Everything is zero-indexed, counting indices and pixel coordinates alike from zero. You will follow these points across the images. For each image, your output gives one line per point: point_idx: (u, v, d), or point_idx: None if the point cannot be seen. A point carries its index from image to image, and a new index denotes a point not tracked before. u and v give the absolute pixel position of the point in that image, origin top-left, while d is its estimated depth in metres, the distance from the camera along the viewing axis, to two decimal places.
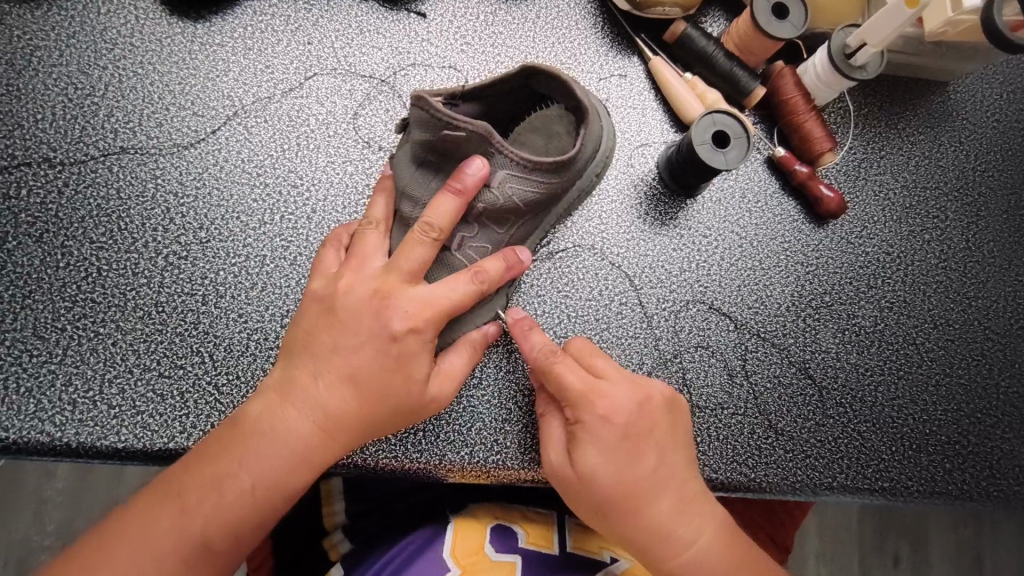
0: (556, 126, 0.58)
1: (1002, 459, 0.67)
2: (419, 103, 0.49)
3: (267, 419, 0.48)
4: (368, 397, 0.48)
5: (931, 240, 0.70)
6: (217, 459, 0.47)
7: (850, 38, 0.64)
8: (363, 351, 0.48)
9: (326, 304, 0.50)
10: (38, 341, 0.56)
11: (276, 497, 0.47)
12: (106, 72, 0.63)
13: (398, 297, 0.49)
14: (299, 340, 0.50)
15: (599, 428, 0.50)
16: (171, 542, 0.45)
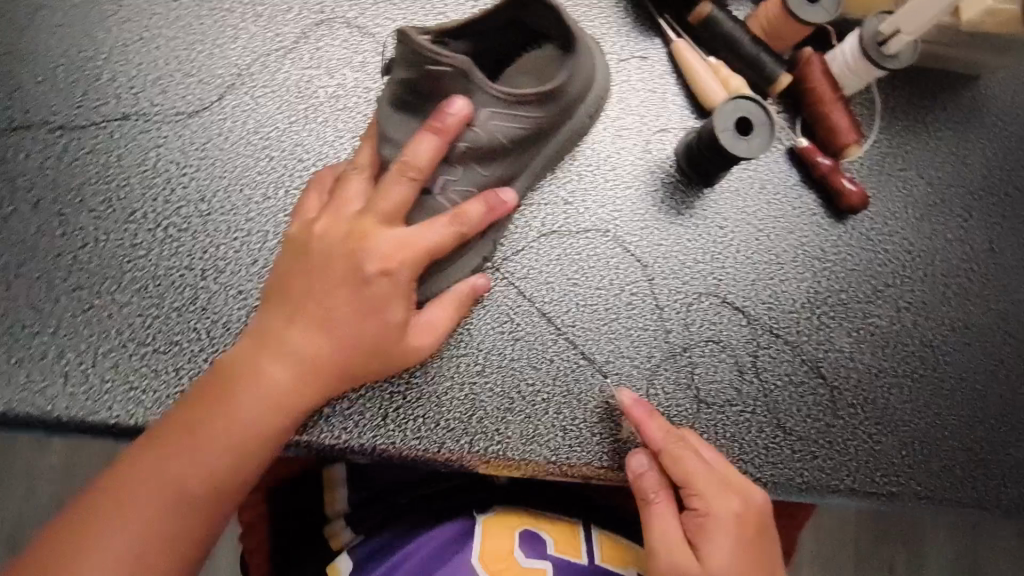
0: (546, 67, 0.60)
1: (1015, 468, 0.65)
2: (403, 38, 0.50)
3: (240, 363, 0.48)
4: (345, 333, 0.49)
5: (954, 240, 0.68)
6: (199, 406, 0.47)
7: (883, 25, 0.61)
8: (340, 292, 0.49)
9: (301, 252, 0.51)
10: (32, 311, 0.54)
11: (261, 438, 0.47)
12: (110, 34, 0.61)
13: (374, 238, 0.50)
14: (277, 290, 0.50)
15: (728, 529, 0.51)
16: (160, 493, 0.44)
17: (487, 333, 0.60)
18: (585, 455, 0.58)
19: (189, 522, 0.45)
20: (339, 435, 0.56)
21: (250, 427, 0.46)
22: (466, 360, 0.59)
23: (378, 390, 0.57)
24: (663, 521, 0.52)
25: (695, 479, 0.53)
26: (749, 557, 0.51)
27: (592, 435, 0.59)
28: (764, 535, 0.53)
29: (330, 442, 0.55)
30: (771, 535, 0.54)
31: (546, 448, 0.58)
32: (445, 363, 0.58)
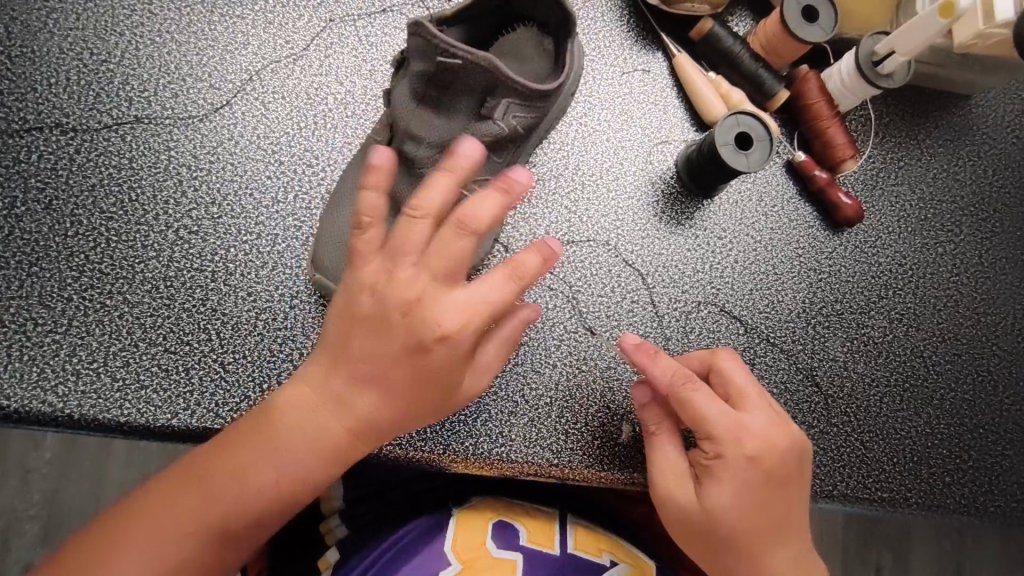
0: (527, 50, 0.60)
1: (1001, 476, 0.67)
2: (418, 31, 0.50)
3: (292, 410, 0.48)
4: (399, 397, 0.47)
5: (944, 253, 0.70)
6: (246, 452, 0.47)
7: (878, 45, 0.63)
8: (394, 357, 0.46)
9: (355, 302, 0.47)
10: (43, 309, 0.55)
11: (304, 491, 0.47)
12: (123, 38, 0.62)
13: (432, 304, 0.46)
14: (333, 337, 0.48)
15: (744, 470, 0.51)
16: (196, 528, 0.45)
17: None
18: (586, 458, 0.60)
19: (221, 551, 0.46)
20: None
21: (291, 479, 0.47)
22: None
23: None
24: (665, 452, 0.54)
25: (710, 423, 0.51)
26: (760, 491, 0.51)
27: (593, 439, 0.60)
28: (784, 476, 0.52)
29: None
30: (798, 476, 0.53)
31: (548, 451, 0.59)
32: None
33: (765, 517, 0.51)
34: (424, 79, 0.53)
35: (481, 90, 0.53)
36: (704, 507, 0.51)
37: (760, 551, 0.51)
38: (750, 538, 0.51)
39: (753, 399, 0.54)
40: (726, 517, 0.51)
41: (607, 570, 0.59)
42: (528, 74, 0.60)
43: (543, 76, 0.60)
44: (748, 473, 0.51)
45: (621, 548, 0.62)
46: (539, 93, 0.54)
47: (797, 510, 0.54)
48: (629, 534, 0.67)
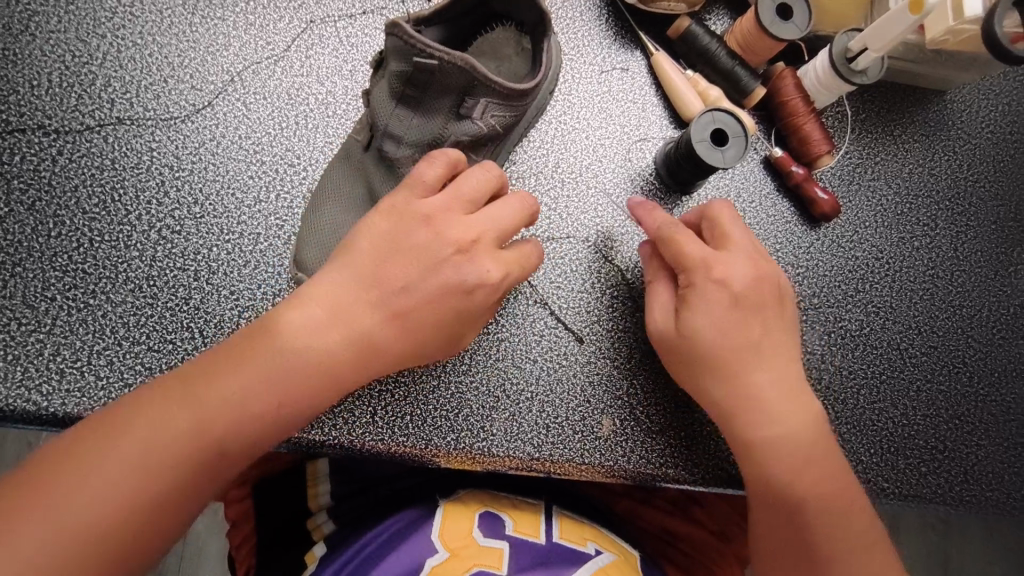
0: (505, 49, 0.62)
1: (977, 465, 0.68)
2: (395, 31, 0.51)
3: (303, 333, 0.49)
4: (420, 334, 0.51)
5: (920, 247, 0.71)
6: (248, 366, 0.48)
7: (852, 42, 0.64)
8: (419, 284, 0.51)
9: (400, 233, 0.51)
10: (27, 309, 0.56)
11: (305, 414, 0.49)
12: (105, 41, 0.62)
13: (480, 252, 0.52)
14: (366, 259, 0.51)
15: (715, 292, 0.56)
16: (183, 446, 0.45)
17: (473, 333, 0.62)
18: (566, 451, 0.61)
19: (203, 474, 0.46)
20: (328, 431, 0.57)
21: (301, 399, 0.48)
22: (452, 359, 0.61)
23: (368, 388, 0.59)
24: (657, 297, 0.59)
25: (689, 256, 0.57)
26: (740, 309, 0.56)
27: (574, 432, 0.61)
28: (762, 299, 0.57)
29: (320, 438, 0.57)
30: (775, 306, 0.58)
31: (529, 445, 0.60)
32: (432, 361, 0.60)
33: (748, 340, 0.56)
34: (403, 79, 0.54)
35: (460, 90, 0.54)
36: (689, 330, 0.56)
37: (743, 377, 0.56)
38: (726, 362, 0.55)
39: (737, 243, 0.58)
40: (703, 340, 0.55)
41: (592, 558, 0.58)
42: (505, 74, 0.62)
43: (519, 75, 0.62)
44: (734, 298, 0.56)
45: (606, 540, 0.63)
46: (517, 92, 0.55)
47: (779, 336, 0.58)
48: (611, 527, 0.68)
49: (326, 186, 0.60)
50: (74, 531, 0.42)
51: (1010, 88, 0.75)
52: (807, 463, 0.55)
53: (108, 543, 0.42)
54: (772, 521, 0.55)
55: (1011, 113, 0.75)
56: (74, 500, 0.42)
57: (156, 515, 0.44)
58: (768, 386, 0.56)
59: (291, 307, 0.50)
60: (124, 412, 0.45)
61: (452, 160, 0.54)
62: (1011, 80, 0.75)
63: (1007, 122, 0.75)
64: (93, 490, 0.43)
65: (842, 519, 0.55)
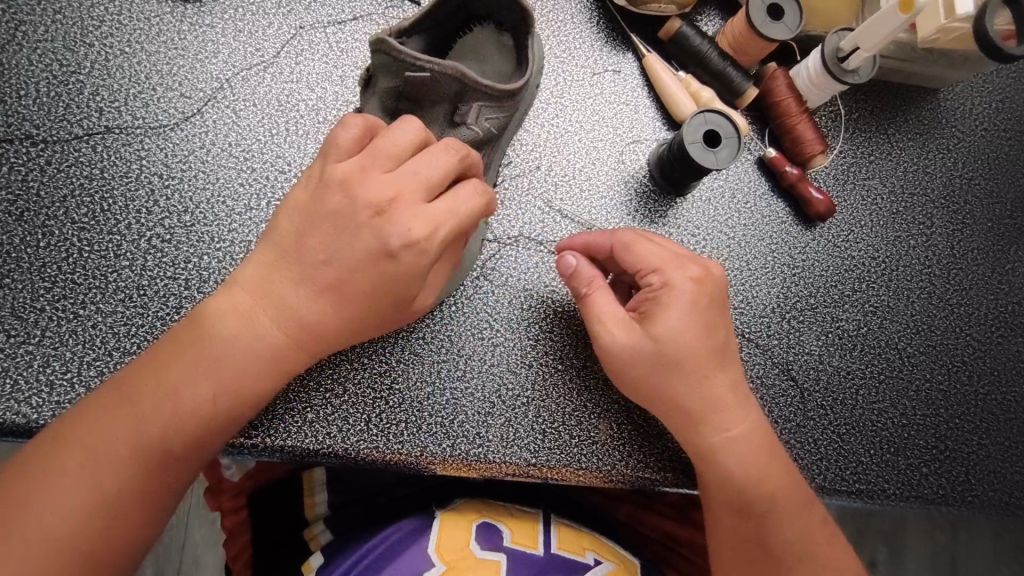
0: (486, 49, 0.61)
1: (978, 465, 0.68)
2: (382, 48, 0.51)
3: (230, 322, 0.49)
4: (350, 306, 0.50)
5: (916, 246, 0.71)
6: (174, 364, 0.48)
7: (843, 41, 0.64)
8: (350, 255, 0.49)
9: (320, 203, 0.49)
10: (16, 321, 0.55)
11: (242, 397, 0.49)
12: (92, 49, 0.62)
13: (402, 208, 0.48)
14: (287, 238, 0.50)
15: (683, 298, 0.55)
16: (131, 450, 0.46)
17: (467, 339, 0.61)
18: (563, 457, 0.60)
19: (156, 477, 0.47)
20: (323, 439, 0.57)
21: (235, 384, 0.49)
22: (447, 366, 0.60)
23: (362, 396, 0.58)
24: (606, 304, 0.56)
25: (648, 259, 0.56)
26: (704, 316, 0.55)
27: (571, 437, 0.60)
28: (718, 310, 0.56)
29: (314, 446, 0.56)
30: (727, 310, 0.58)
31: (526, 451, 0.59)
32: (426, 367, 0.60)
33: (716, 342, 0.55)
34: (396, 91, 0.54)
35: (452, 99, 0.54)
36: (653, 334, 0.54)
37: (704, 376, 0.55)
38: (697, 364, 0.54)
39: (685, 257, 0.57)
40: (675, 342, 0.54)
41: (591, 567, 0.58)
42: (490, 73, 0.61)
43: (504, 75, 0.61)
44: (694, 293, 0.55)
45: (605, 547, 0.62)
46: (507, 93, 0.54)
47: (735, 347, 0.58)
48: (611, 533, 0.67)
49: None
50: (39, 545, 0.43)
51: (1003, 85, 0.75)
52: (754, 452, 0.55)
53: (74, 553, 0.44)
54: (725, 507, 0.55)
55: (1005, 110, 0.75)
56: (33, 516, 0.44)
57: (116, 522, 0.46)
58: (728, 389, 0.56)
59: (218, 299, 0.50)
60: (70, 425, 0.46)
61: (371, 122, 0.51)
62: (1004, 77, 0.75)
63: (1001, 119, 0.74)
64: (50, 505, 0.44)
65: (799, 511, 0.56)
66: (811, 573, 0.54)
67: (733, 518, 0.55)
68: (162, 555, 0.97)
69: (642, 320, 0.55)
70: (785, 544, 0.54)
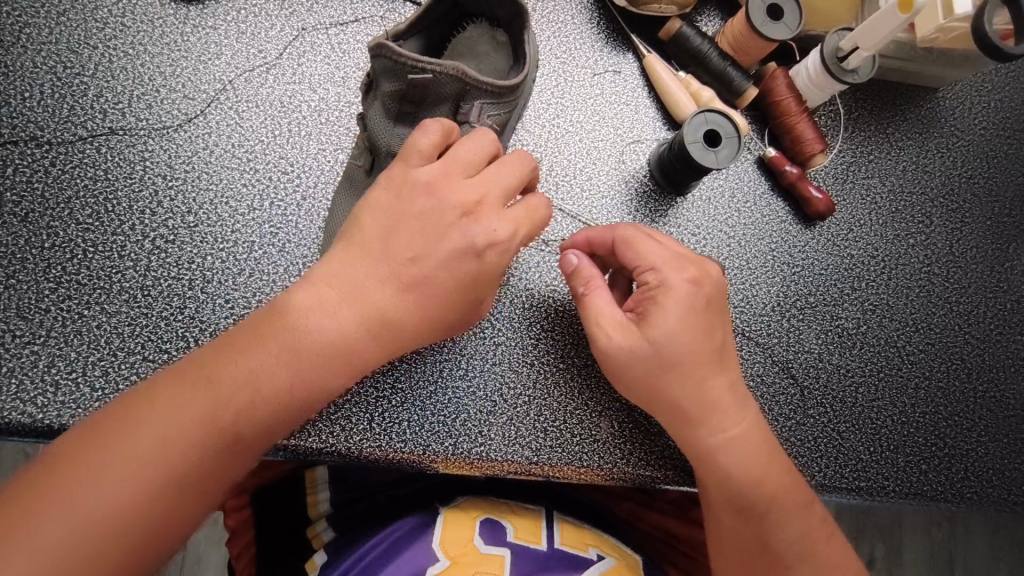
0: (480, 46, 0.61)
1: (976, 462, 0.68)
2: (382, 52, 0.51)
3: (312, 315, 0.50)
4: (426, 305, 0.51)
5: (915, 245, 0.71)
6: (259, 349, 0.49)
7: (843, 41, 0.65)
8: (437, 253, 0.51)
9: (404, 204, 0.51)
10: (21, 321, 0.56)
11: (321, 392, 0.50)
12: (96, 51, 0.62)
13: (484, 214, 0.51)
14: (370, 237, 0.51)
15: (677, 298, 0.54)
16: (204, 433, 0.46)
17: (468, 338, 0.61)
18: (564, 455, 0.60)
19: (221, 461, 0.47)
20: (325, 438, 0.57)
21: (318, 377, 0.49)
22: (449, 365, 0.61)
23: (365, 395, 0.58)
24: (602, 304, 0.56)
25: (645, 259, 0.56)
26: (701, 317, 0.55)
27: (572, 436, 0.61)
28: (715, 308, 0.56)
29: (316, 445, 0.57)
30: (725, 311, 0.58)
31: (527, 449, 0.60)
32: (429, 366, 0.60)
33: (712, 342, 0.56)
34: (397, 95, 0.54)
35: (454, 98, 0.55)
36: (648, 337, 0.54)
37: (703, 377, 0.55)
38: (689, 364, 0.55)
39: (678, 255, 0.57)
40: (668, 343, 0.54)
41: (593, 563, 0.59)
42: (487, 69, 0.61)
43: (502, 70, 0.61)
44: (689, 294, 0.55)
45: (606, 544, 0.62)
46: (508, 88, 0.55)
47: (732, 345, 0.58)
48: (612, 530, 0.68)
49: None
50: (100, 519, 0.43)
51: (1001, 84, 0.75)
52: (755, 451, 0.56)
53: (133, 530, 0.44)
54: (726, 507, 0.56)
55: (1004, 109, 0.75)
56: (96, 489, 0.43)
57: (178, 502, 0.45)
58: (724, 388, 0.56)
59: (300, 289, 0.50)
60: (141, 399, 0.46)
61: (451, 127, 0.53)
62: (1002, 76, 0.75)
63: (1000, 118, 0.75)
64: (114, 480, 0.44)
65: (802, 510, 0.56)
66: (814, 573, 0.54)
67: (734, 518, 0.55)
68: None
69: (638, 320, 0.55)
70: (785, 544, 0.55)
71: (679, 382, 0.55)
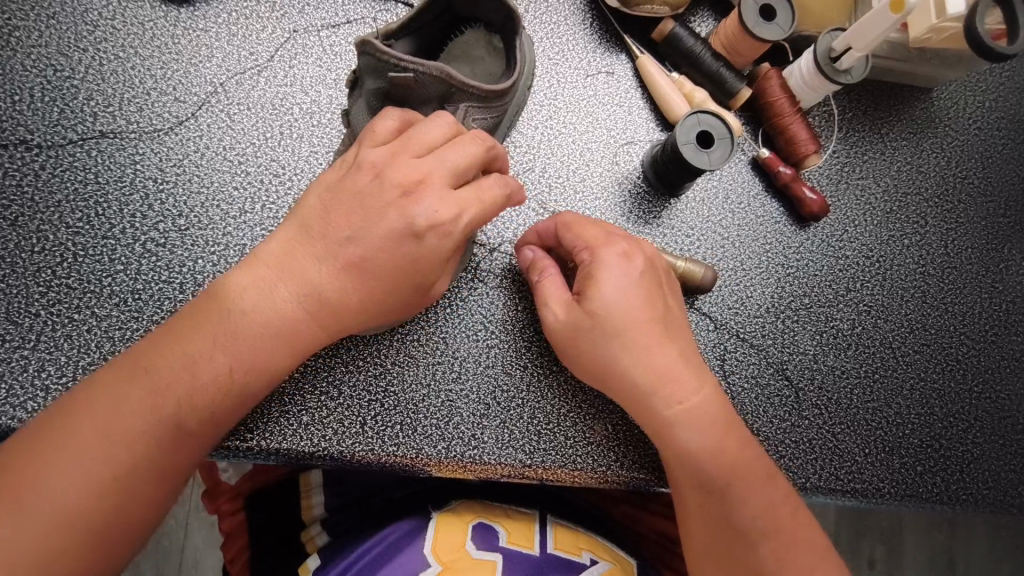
0: (476, 51, 0.61)
1: (973, 463, 0.68)
2: (367, 49, 0.52)
3: (250, 296, 0.49)
4: (370, 284, 0.51)
5: (910, 245, 0.71)
6: (192, 337, 0.48)
7: (836, 42, 0.64)
8: (377, 236, 0.50)
9: (349, 182, 0.51)
10: (11, 326, 0.55)
11: (260, 375, 0.49)
12: (86, 54, 0.62)
13: (426, 192, 0.50)
14: (314, 214, 0.51)
15: (615, 268, 0.56)
16: (147, 423, 0.47)
17: (461, 340, 0.61)
18: (559, 458, 0.60)
19: (168, 450, 0.47)
20: (317, 442, 0.57)
21: (254, 359, 0.49)
22: (442, 368, 0.60)
23: (357, 398, 0.58)
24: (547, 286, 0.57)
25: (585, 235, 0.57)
26: (641, 287, 0.56)
27: (566, 438, 0.60)
28: (657, 279, 0.57)
29: (309, 449, 0.57)
30: (669, 280, 0.59)
31: (521, 452, 0.59)
32: (421, 369, 0.60)
33: (655, 312, 0.56)
34: (382, 91, 0.55)
35: (439, 96, 0.55)
36: (590, 309, 0.55)
37: (644, 345, 0.55)
38: (633, 334, 0.55)
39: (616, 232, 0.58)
40: (610, 313, 0.55)
41: (588, 567, 0.58)
42: (480, 74, 0.61)
43: (495, 75, 0.61)
44: (627, 265, 0.56)
45: (602, 548, 0.62)
46: (495, 94, 0.55)
47: (677, 317, 0.58)
48: (608, 534, 0.67)
49: None
50: (48, 515, 0.44)
51: (995, 83, 0.75)
52: (704, 422, 0.55)
53: (84, 524, 0.45)
54: (688, 482, 0.55)
55: (999, 109, 0.75)
56: (43, 486, 0.44)
57: (129, 495, 0.46)
58: (671, 361, 0.56)
59: (239, 271, 0.51)
60: (84, 396, 0.46)
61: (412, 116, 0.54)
62: (996, 76, 0.75)
63: (994, 118, 0.75)
64: (61, 476, 0.44)
65: (762, 483, 0.55)
66: (780, 548, 0.53)
67: (697, 491, 0.55)
68: (161, 558, 0.97)
69: (583, 296, 0.56)
70: (749, 519, 0.54)
71: (625, 356, 0.55)
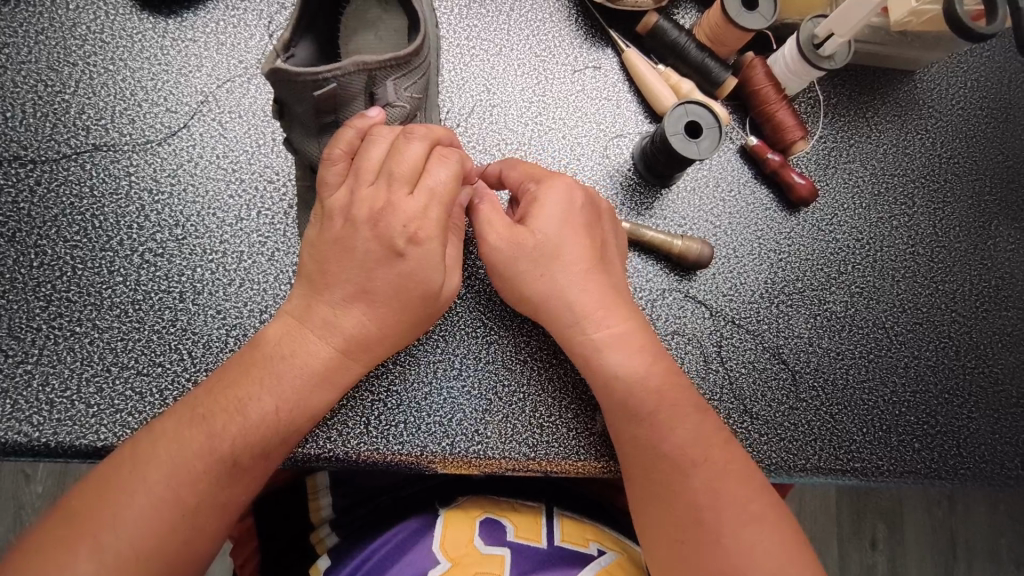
0: (372, 13, 0.60)
1: (969, 438, 0.69)
2: (281, 75, 0.48)
3: (286, 344, 0.52)
4: (385, 314, 0.52)
5: (899, 226, 0.72)
6: (238, 384, 0.50)
7: (818, 29, 0.65)
8: (381, 270, 0.52)
9: (325, 234, 0.52)
10: (14, 341, 0.56)
11: (305, 415, 0.51)
12: (76, 68, 0.62)
13: (394, 212, 0.51)
14: (314, 269, 0.53)
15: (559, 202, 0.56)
16: (204, 463, 0.47)
17: (461, 338, 0.62)
18: (560, 450, 0.61)
19: (229, 490, 0.48)
20: (323, 444, 0.57)
21: (295, 396, 0.51)
22: (443, 365, 0.61)
23: (360, 399, 0.59)
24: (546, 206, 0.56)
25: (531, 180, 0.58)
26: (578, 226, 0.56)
27: (567, 430, 0.61)
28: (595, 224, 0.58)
29: (315, 451, 0.57)
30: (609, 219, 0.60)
31: (524, 446, 0.60)
32: (423, 368, 0.61)
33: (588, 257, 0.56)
34: (312, 111, 0.52)
35: (365, 90, 0.52)
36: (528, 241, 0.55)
37: (570, 284, 0.55)
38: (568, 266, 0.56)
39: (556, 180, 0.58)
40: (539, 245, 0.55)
41: (594, 558, 0.59)
42: (387, 29, 0.60)
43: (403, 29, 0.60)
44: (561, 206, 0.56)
45: (607, 537, 0.63)
46: (410, 55, 0.52)
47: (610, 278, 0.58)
48: (615, 522, 0.68)
49: (308, 200, 0.60)
50: (125, 557, 0.44)
51: (976, 64, 0.76)
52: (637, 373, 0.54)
53: (160, 561, 0.45)
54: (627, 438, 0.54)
55: (981, 89, 0.76)
56: (120, 535, 0.44)
57: (196, 533, 0.47)
58: (603, 308, 0.56)
59: (272, 327, 0.53)
60: (147, 446, 0.47)
61: (355, 137, 0.52)
62: (976, 56, 0.76)
63: (977, 97, 0.76)
64: (133, 524, 0.45)
65: (694, 419, 0.54)
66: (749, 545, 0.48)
67: (637, 444, 0.53)
68: None
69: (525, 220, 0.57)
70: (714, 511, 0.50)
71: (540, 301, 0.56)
